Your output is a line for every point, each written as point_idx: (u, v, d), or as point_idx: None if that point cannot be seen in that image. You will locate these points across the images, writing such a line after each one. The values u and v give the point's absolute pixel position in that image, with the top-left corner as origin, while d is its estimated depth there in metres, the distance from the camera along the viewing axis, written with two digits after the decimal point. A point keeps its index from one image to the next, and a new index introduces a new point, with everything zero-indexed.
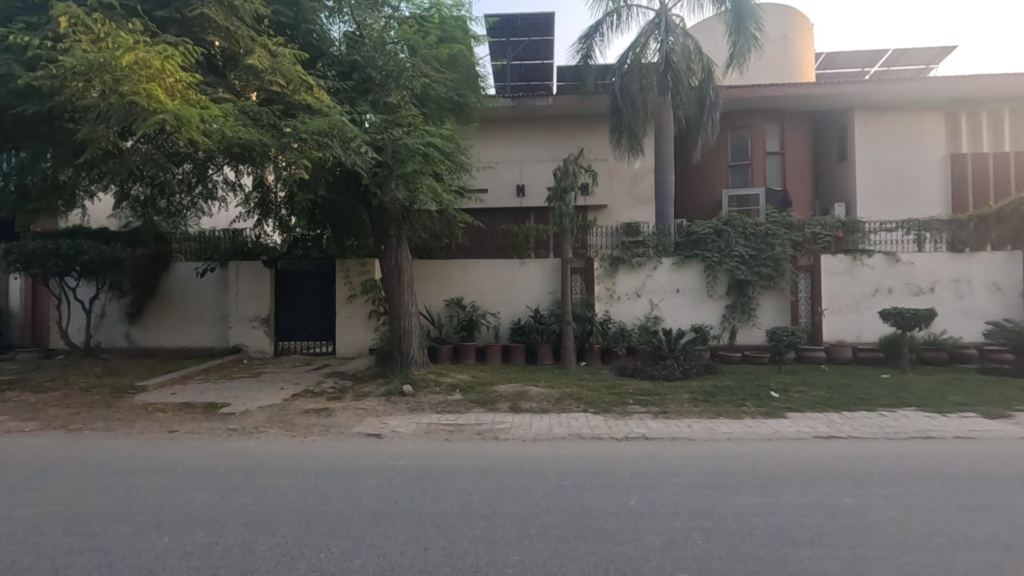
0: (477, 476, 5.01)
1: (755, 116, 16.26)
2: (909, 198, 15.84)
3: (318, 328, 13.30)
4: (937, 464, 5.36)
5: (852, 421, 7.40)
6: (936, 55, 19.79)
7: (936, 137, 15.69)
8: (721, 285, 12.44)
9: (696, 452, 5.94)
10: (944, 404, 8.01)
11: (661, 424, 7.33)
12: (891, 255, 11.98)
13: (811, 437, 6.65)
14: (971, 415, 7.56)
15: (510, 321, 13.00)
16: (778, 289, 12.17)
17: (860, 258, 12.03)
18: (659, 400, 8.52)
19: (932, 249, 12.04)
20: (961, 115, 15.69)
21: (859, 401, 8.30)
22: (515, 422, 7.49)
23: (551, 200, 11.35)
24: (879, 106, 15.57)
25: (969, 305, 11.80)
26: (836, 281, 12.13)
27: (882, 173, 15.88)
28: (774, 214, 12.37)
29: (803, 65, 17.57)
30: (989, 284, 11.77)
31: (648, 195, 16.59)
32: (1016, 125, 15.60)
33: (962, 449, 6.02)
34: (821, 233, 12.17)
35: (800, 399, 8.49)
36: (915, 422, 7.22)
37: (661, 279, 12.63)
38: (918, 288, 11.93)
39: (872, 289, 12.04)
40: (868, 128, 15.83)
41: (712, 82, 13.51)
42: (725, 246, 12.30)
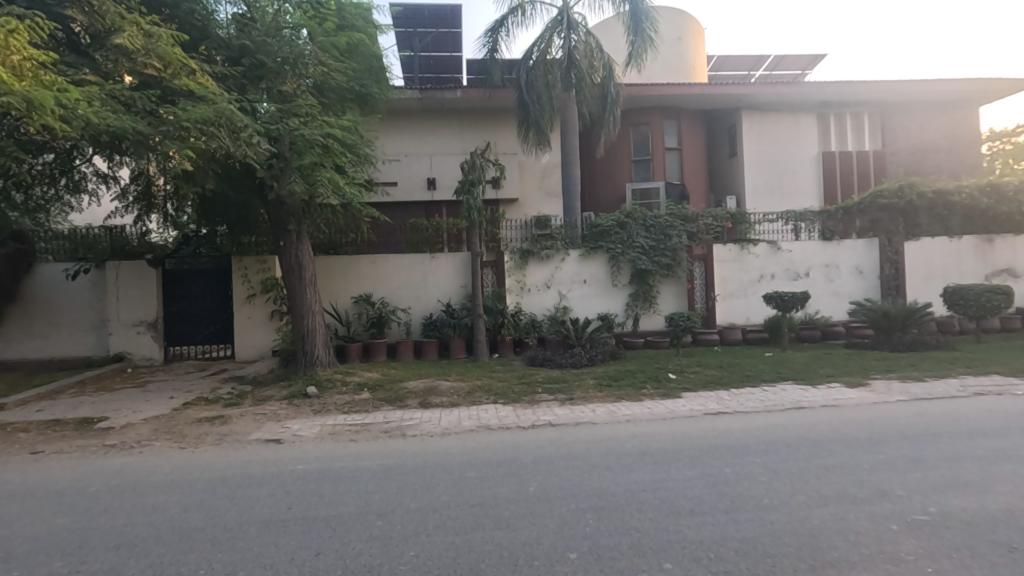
0: (380, 475, 4.91)
1: (655, 114, 17.10)
2: (788, 191, 17.39)
3: (214, 330, 12.44)
4: (804, 432, 5.96)
5: (738, 397, 8.05)
6: (810, 62, 21.80)
7: (809, 136, 17.31)
8: (624, 275, 13.06)
9: (596, 435, 6.21)
10: (815, 377, 8.92)
11: (567, 410, 7.58)
12: (773, 244, 13.10)
13: (702, 414, 7.15)
14: (837, 385, 8.48)
15: (422, 315, 12.85)
16: (675, 276, 12.93)
17: (747, 247, 13.04)
18: (566, 387, 8.79)
19: (807, 238, 13.29)
20: (830, 117, 17.39)
21: (746, 378, 9.03)
22: (425, 418, 7.43)
23: (459, 193, 11.30)
24: (761, 106, 16.91)
25: (837, 287, 13.17)
26: (726, 268, 13.06)
27: (765, 169, 17.27)
28: (672, 206, 13.11)
29: (695, 67, 18.69)
30: (853, 268, 13.20)
31: (557, 188, 16.97)
32: (875, 126, 17.52)
33: (826, 416, 6.73)
34: (713, 224, 13.02)
35: (694, 379, 9.10)
36: (791, 395, 7.97)
37: (570, 270, 13.02)
38: (796, 273, 13.14)
39: (757, 275, 13.10)
40: (754, 127, 17.14)
41: (613, 80, 13.92)
42: (627, 238, 12.89)
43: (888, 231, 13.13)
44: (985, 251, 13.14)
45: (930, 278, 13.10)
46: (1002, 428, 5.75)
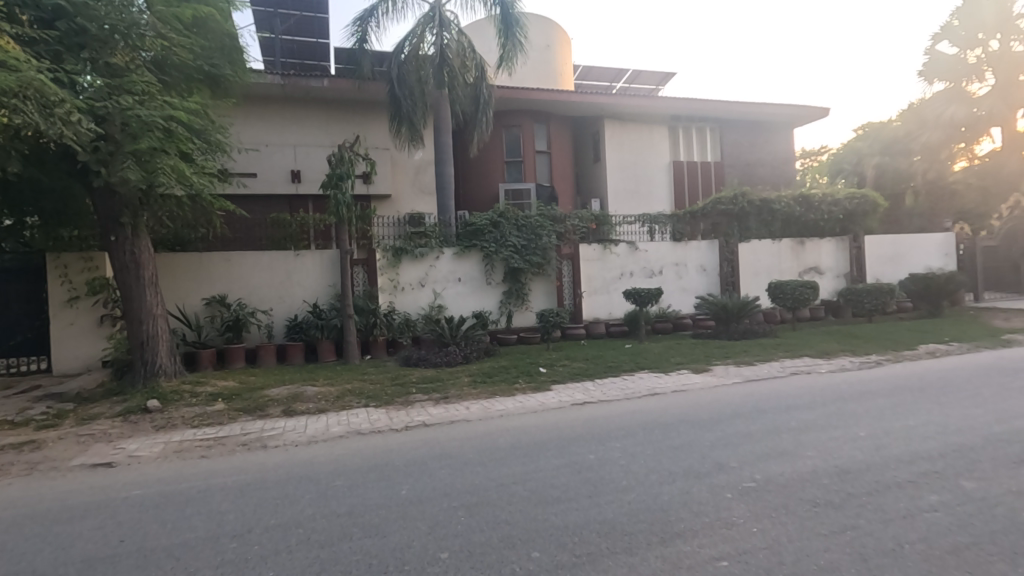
0: (236, 493, 4.50)
1: (526, 117, 17.67)
2: (645, 196, 18.95)
3: (23, 340, 10.51)
4: (657, 416, 6.54)
5: (601, 387, 8.61)
6: (662, 78, 23.94)
7: (662, 146, 19.00)
8: (497, 273, 13.32)
9: (470, 432, 6.27)
10: (667, 366, 9.84)
11: (442, 409, 7.55)
12: (632, 244, 14.18)
13: (569, 405, 7.54)
14: (684, 372, 9.44)
15: (286, 317, 11.99)
16: (545, 274, 13.47)
17: (609, 246, 13.97)
18: (440, 386, 8.76)
19: (660, 239, 14.58)
20: (679, 130, 19.24)
21: (609, 369, 9.68)
22: (289, 427, 6.95)
23: (326, 187, 10.71)
24: (621, 116, 18.24)
25: (685, 284, 14.63)
26: (591, 266, 13.88)
27: (625, 174, 18.64)
28: (542, 207, 13.62)
29: (563, 75, 19.63)
30: (698, 267, 14.75)
31: (430, 186, 16.80)
32: (716, 140, 19.70)
33: (676, 400, 7.46)
34: (579, 225, 13.74)
35: (563, 372, 9.57)
36: (647, 382, 8.69)
37: (444, 268, 12.97)
38: (651, 271, 14.37)
39: (618, 273, 14.10)
40: (615, 134, 18.42)
41: (485, 80, 14.08)
42: (500, 237, 13.16)
43: (725, 233, 14.85)
44: (799, 252, 15.42)
45: (758, 275, 15.05)
46: (811, 402, 6.80)
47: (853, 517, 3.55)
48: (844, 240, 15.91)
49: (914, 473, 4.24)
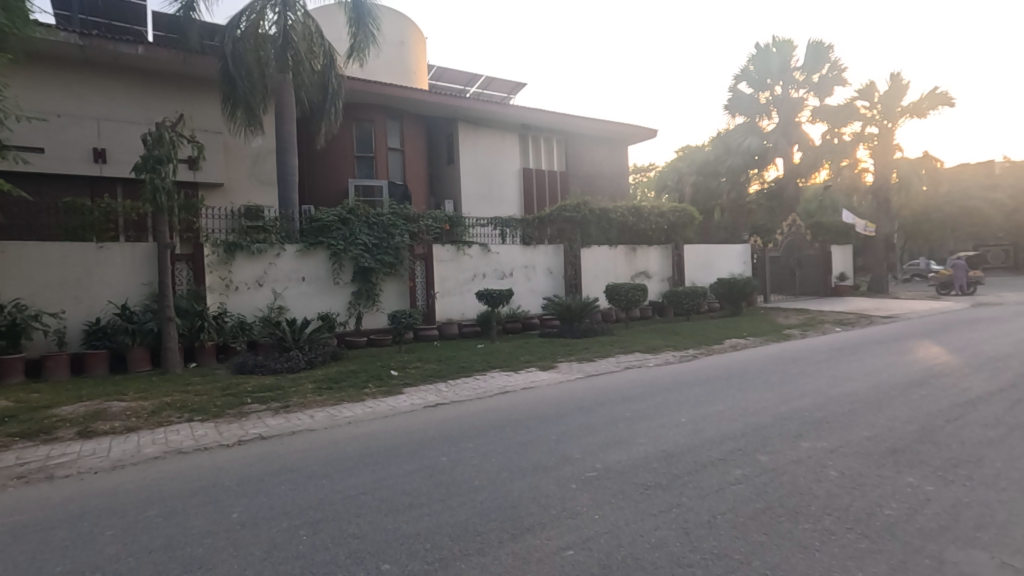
0: (8, 538, 3.64)
1: (378, 112, 17.11)
2: (496, 200, 19.46)
3: None
4: (508, 413, 6.72)
5: (453, 388, 8.62)
6: (514, 87, 24.82)
7: (513, 153, 19.67)
8: (346, 273, 12.68)
9: (314, 442, 5.85)
10: (516, 364, 10.18)
11: (281, 420, 6.94)
12: (484, 246, 14.44)
13: (421, 407, 7.42)
14: (532, 370, 9.85)
15: (84, 320, 10.12)
16: (398, 275, 13.14)
17: (462, 248, 14.06)
18: (280, 394, 8.06)
19: (511, 242, 15.07)
20: (529, 138, 20.09)
21: (461, 370, 9.72)
22: (87, 451, 5.85)
23: (141, 170, 9.27)
24: (474, 120, 18.53)
25: (534, 286, 15.30)
26: (444, 267, 13.84)
27: (478, 177, 18.96)
28: (394, 206, 13.27)
29: (417, 73, 19.34)
30: (545, 269, 15.52)
31: (270, 177, 15.43)
32: (561, 150, 20.91)
33: (525, 397, 7.75)
34: (432, 225, 13.63)
35: (414, 374, 9.40)
36: (497, 381, 8.90)
37: (285, 266, 12.00)
38: (502, 273, 14.78)
39: (471, 274, 14.25)
40: (468, 138, 18.65)
41: (334, 70, 13.32)
42: (349, 235, 12.56)
43: (570, 239, 15.83)
44: (632, 258, 17.00)
45: (598, 278, 16.28)
46: (642, 393, 7.53)
47: (677, 495, 3.98)
48: (668, 248, 17.91)
49: (723, 452, 4.89)
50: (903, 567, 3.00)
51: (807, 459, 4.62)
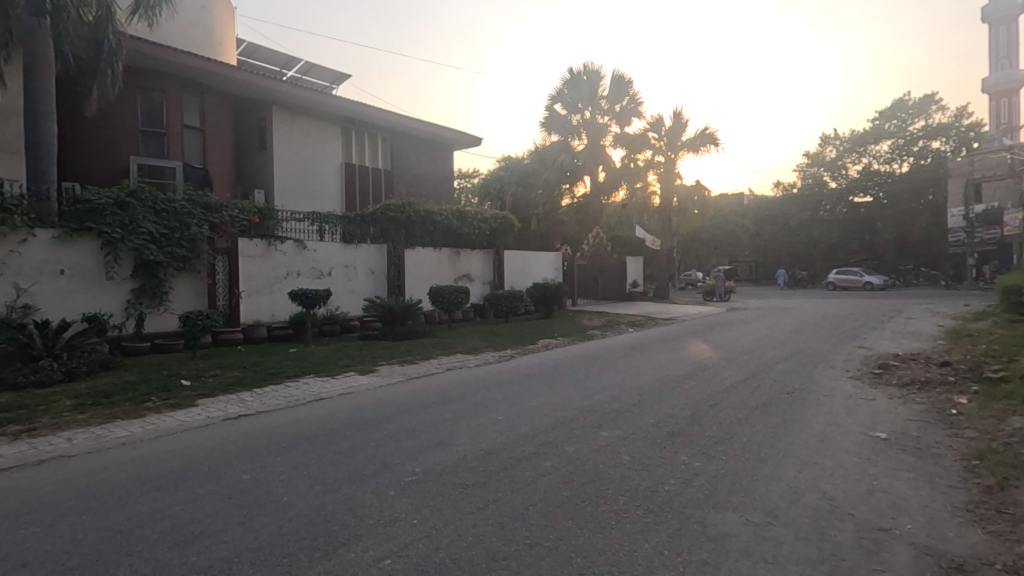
0: None
1: (170, 82, 14.88)
2: (314, 194, 18.15)
3: None
4: (324, 422, 6.33)
5: (260, 396, 7.82)
6: (337, 77, 23.57)
7: (335, 146, 18.59)
8: (124, 267, 10.75)
9: (73, 471, 4.82)
10: (334, 369, 9.63)
11: (25, 446, 5.58)
12: (299, 243, 13.39)
13: (220, 420, 6.59)
14: (351, 374, 9.42)
15: None
16: (193, 271, 11.50)
17: (274, 243, 12.84)
18: (24, 415, 6.49)
19: (330, 240, 14.26)
20: (352, 132, 19.21)
21: (269, 377, 8.87)
22: None
23: None
24: (290, 105, 17.17)
25: (355, 286, 14.61)
26: (252, 264, 12.50)
27: (294, 168, 17.56)
28: (190, 191, 11.61)
29: (221, 45, 17.24)
30: (367, 269, 14.92)
31: (14, 145, 12.28)
32: (387, 149, 20.39)
33: (342, 403, 7.36)
34: (238, 217, 12.15)
35: (212, 383, 8.32)
36: (312, 388, 8.32)
37: (35, 256, 9.74)
38: (320, 272, 13.86)
39: (284, 273, 13.08)
40: (283, 124, 17.18)
41: (111, 25, 11.20)
42: (129, 222, 10.66)
43: (393, 239, 15.50)
44: (455, 261, 17.26)
45: (421, 280, 16.18)
46: (462, 394, 7.67)
47: (494, 491, 4.12)
48: (489, 253, 18.60)
49: (536, 446, 5.22)
50: (677, 533, 3.50)
51: (605, 447, 5.17)
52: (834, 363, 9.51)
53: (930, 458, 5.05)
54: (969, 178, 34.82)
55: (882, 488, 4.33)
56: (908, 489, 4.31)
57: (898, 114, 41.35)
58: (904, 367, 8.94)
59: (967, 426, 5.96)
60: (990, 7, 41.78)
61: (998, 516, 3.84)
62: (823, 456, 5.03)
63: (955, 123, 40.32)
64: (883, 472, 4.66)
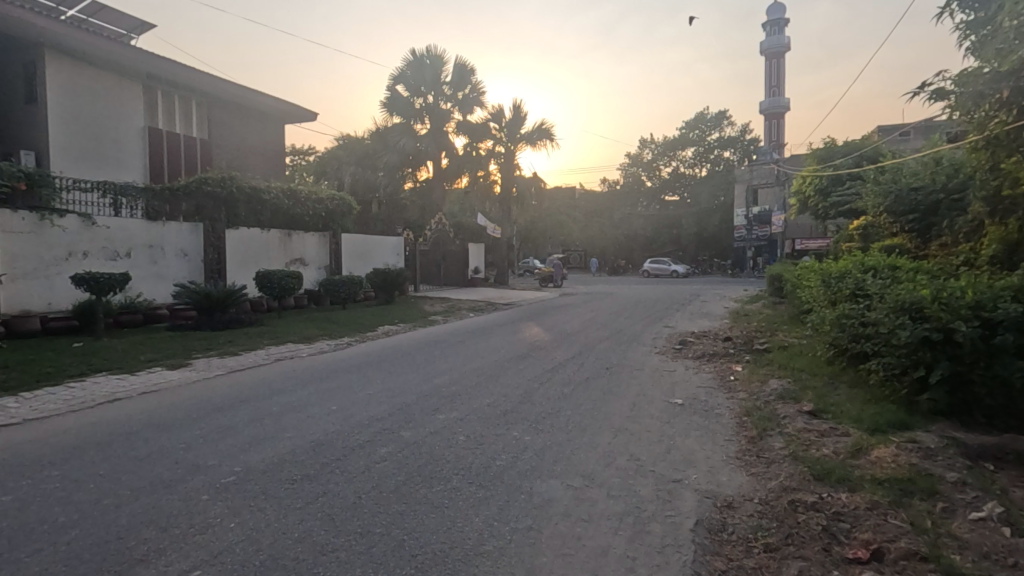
0: None
1: None
2: (107, 161, 15.36)
3: None
4: (115, 425, 5.46)
5: (30, 401, 6.49)
6: (136, 25, 20.11)
7: (133, 106, 15.87)
8: None
9: None
10: (134, 364, 8.36)
11: None
12: (86, 217, 11.29)
13: None
14: (157, 369, 8.26)
15: None
16: None
17: (49, 216, 10.62)
18: None
19: (128, 215, 12.22)
20: (157, 92, 16.56)
21: (45, 378, 7.37)
22: None
23: None
24: (71, 51, 14.20)
25: (162, 269, 12.73)
26: (17, 241, 10.22)
27: (77, 127, 14.63)
28: None
29: None
30: (177, 251, 13.07)
31: None
32: (201, 115, 17.93)
33: (144, 402, 6.44)
34: None
35: None
36: (103, 387, 7.13)
37: None
38: (115, 253, 11.84)
39: (63, 253, 10.90)
40: (60, 74, 14.18)
41: None
42: None
43: (211, 217, 13.80)
44: (286, 243, 15.95)
45: (246, 263, 14.69)
46: (291, 385, 7.18)
47: (324, 484, 3.94)
48: (325, 236, 17.54)
49: (371, 433, 5.10)
50: (506, 504, 3.72)
51: (442, 429, 5.25)
52: (645, 341, 10.75)
53: (713, 417, 6.02)
54: (749, 184, 41.80)
55: (677, 446, 5.05)
56: (696, 445, 5.09)
57: (700, 126, 47.91)
58: (698, 343, 10.49)
59: (740, 389, 7.20)
60: (767, 42, 50.30)
61: (758, 460, 4.73)
62: (633, 422, 5.70)
63: (741, 138, 47.94)
64: (678, 433, 5.43)
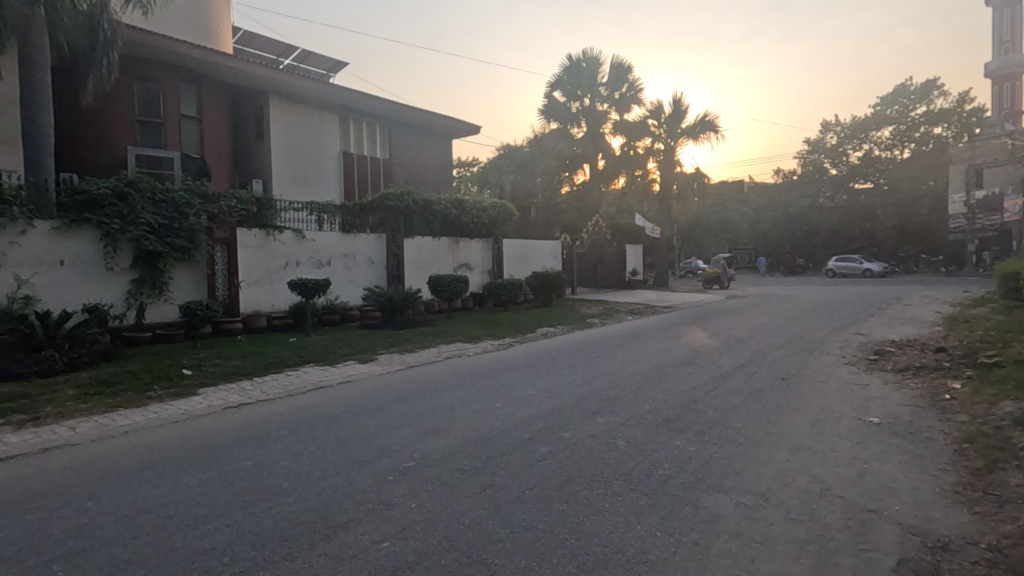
0: None
1: (167, 72, 14.89)
2: (312, 183, 18.10)
3: None
4: (321, 409, 6.42)
5: (261, 384, 7.94)
6: (334, 65, 23.42)
7: (332, 135, 18.50)
8: (123, 258, 10.83)
9: (77, 460, 4.98)
10: (334, 357, 9.72)
11: (28, 435, 5.74)
12: (298, 233, 13.41)
13: (221, 409, 6.69)
14: (351, 362, 9.52)
15: None
16: (193, 261, 11.57)
17: (272, 233, 12.84)
18: (25, 405, 6.62)
19: (328, 229, 14.25)
20: (350, 121, 19.10)
21: (270, 366, 8.93)
22: None
23: None
24: (288, 94, 17.05)
25: (354, 275, 14.62)
26: (251, 254, 12.51)
27: (292, 157, 17.49)
28: (189, 181, 11.61)
29: (217, 34, 17.64)
30: (366, 259, 14.92)
31: (10, 137, 12.37)
32: (384, 138, 20.23)
33: (342, 391, 7.46)
34: (236, 206, 12.13)
35: (212, 372, 8.41)
36: (311, 376, 8.42)
37: (33, 248, 9.81)
38: (319, 261, 13.88)
39: (283, 262, 13.09)
40: (281, 114, 17.08)
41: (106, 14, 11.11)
42: (129, 212, 10.73)
43: (392, 228, 15.50)
44: (454, 250, 17.25)
45: (421, 269, 16.21)
46: (460, 381, 7.75)
47: (490, 477, 4.19)
48: (488, 241, 18.60)
49: (533, 431, 5.29)
50: (669, 515, 3.58)
51: (601, 432, 5.24)
52: (830, 350, 9.53)
53: (920, 441, 5.13)
54: (970, 163, 34.79)
55: (871, 471, 4.41)
56: (898, 472, 4.39)
57: (901, 99, 41.15)
58: (899, 353, 9.02)
59: (960, 410, 6.03)
60: None
61: (984, 497, 3.92)
62: (816, 441, 5.10)
63: (958, 108, 40.12)
64: (874, 456, 4.74)
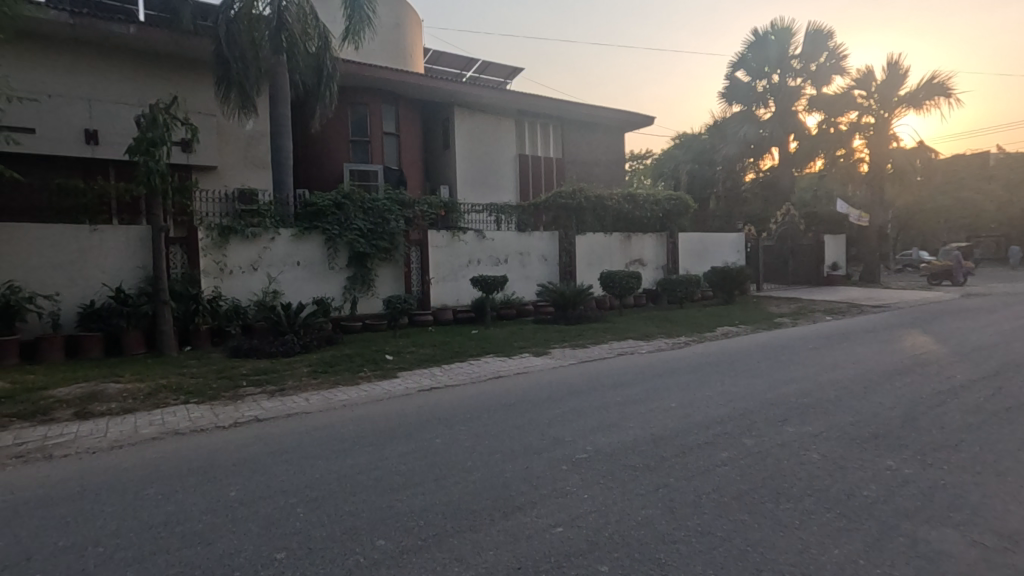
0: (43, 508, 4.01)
1: (373, 96, 17.14)
2: (491, 186, 19.32)
3: None
4: (500, 397, 6.88)
5: (448, 371, 8.77)
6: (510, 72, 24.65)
7: (509, 139, 19.53)
8: (341, 258, 12.78)
9: (310, 425, 6.05)
10: (511, 349, 10.30)
11: (277, 402, 7.13)
12: (479, 233, 14.44)
13: (416, 391, 7.55)
14: (527, 355, 9.99)
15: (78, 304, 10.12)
16: (393, 260, 13.20)
17: (457, 234, 14.04)
18: (275, 377, 8.24)
19: (505, 229, 15.07)
20: (526, 124, 19.96)
21: (455, 355, 9.80)
22: (84, 432, 6.04)
23: (134, 152, 9.14)
24: (471, 104, 18.41)
25: (529, 272, 15.28)
26: (440, 253, 13.85)
27: (474, 162, 18.85)
28: (390, 190, 13.25)
29: (412, 56, 19.80)
30: (540, 256, 15.48)
31: (263, 161, 15.43)
32: (557, 138, 20.73)
33: (518, 382, 7.88)
34: (427, 211, 13.56)
35: (409, 358, 9.52)
36: (490, 366, 9.04)
37: (279, 251, 12.08)
38: (497, 259, 14.78)
39: (466, 260, 14.23)
40: (464, 123, 18.53)
41: (329, 52, 13.21)
42: (345, 219, 12.64)
43: (565, 226, 15.84)
44: (626, 245, 17.00)
45: (593, 265, 16.29)
46: (632, 379, 7.65)
47: (665, 477, 4.08)
48: (662, 235, 17.94)
49: (711, 435, 5.01)
50: (877, 544, 3.13)
51: (791, 443, 4.76)
52: None
53: None
54: None
55: None
56: None
57: None
58: None
59: None
60: None
61: None
62: None
63: None
64: None
